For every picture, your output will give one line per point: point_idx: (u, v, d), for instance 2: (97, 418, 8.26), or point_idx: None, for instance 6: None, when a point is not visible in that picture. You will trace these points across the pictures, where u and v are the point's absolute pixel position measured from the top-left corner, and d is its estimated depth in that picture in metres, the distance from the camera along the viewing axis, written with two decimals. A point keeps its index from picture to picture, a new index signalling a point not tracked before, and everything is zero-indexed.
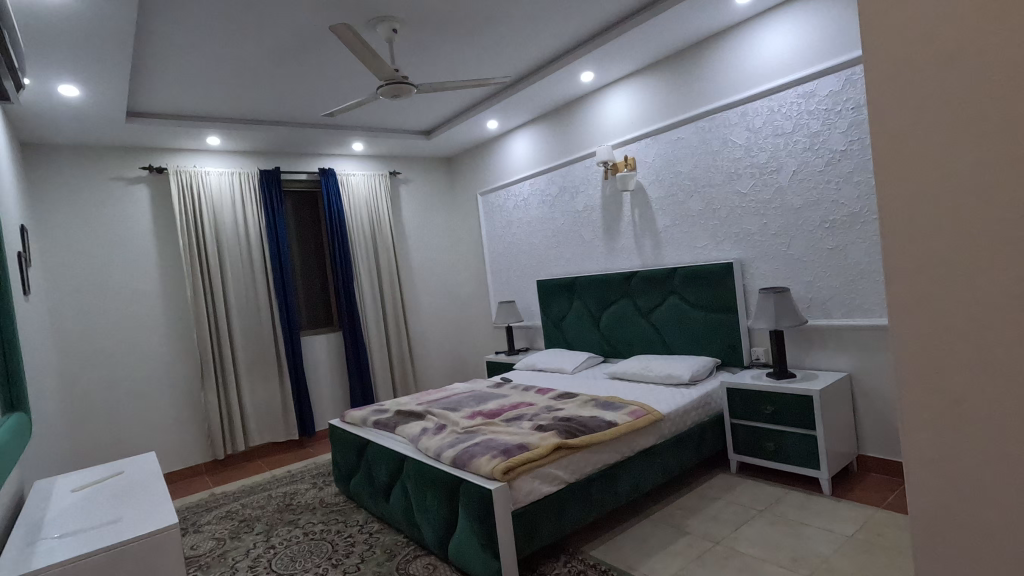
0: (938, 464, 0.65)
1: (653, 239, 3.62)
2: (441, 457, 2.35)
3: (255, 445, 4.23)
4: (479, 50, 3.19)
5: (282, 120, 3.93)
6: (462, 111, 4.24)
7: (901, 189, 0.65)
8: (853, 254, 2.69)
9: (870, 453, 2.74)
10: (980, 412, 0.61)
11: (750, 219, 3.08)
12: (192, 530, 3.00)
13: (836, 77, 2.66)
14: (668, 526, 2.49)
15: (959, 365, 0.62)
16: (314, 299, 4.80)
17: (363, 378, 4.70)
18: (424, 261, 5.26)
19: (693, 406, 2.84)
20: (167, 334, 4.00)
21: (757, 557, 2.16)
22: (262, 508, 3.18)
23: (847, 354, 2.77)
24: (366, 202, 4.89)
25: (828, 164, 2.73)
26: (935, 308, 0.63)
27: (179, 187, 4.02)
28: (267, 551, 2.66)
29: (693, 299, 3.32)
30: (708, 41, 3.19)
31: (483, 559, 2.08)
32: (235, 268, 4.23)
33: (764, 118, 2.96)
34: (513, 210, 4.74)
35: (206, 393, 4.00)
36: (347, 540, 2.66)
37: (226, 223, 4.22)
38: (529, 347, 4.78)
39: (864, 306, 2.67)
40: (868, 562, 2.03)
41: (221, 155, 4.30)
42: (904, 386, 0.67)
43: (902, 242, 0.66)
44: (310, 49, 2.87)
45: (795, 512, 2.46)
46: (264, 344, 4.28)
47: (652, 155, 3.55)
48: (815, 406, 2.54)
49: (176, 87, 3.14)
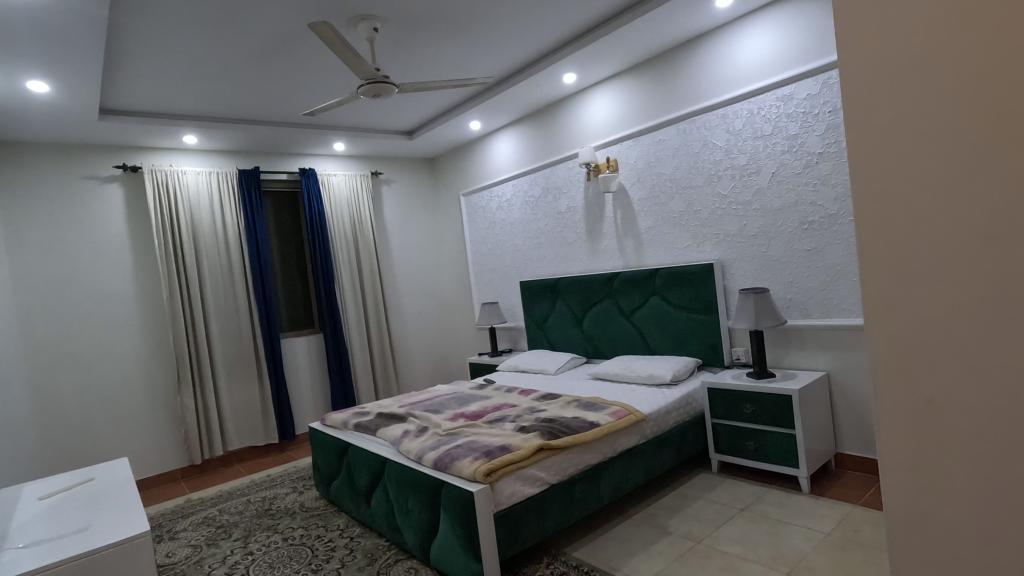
0: (913, 461, 0.65)
1: (635, 240, 3.64)
2: (422, 459, 2.33)
3: (233, 450, 4.15)
4: (461, 50, 3.17)
5: (261, 118, 3.88)
6: (445, 112, 4.22)
7: (876, 185, 0.65)
8: (831, 255, 2.73)
9: (848, 451, 2.78)
10: (954, 409, 0.62)
11: (730, 220, 3.11)
12: (167, 537, 2.94)
13: (814, 81, 2.70)
14: (649, 526, 2.50)
15: (933, 367, 0.63)
16: (295, 300, 4.74)
17: (344, 379, 4.64)
18: (406, 262, 5.22)
19: (674, 406, 2.86)
20: (142, 336, 3.90)
21: (738, 556, 2.17)
22: (240, 514, 3.12)
23: (825, 353, 2.82)
24: (348, 202, 4.84)
25: (806, 167, 2.77)
26: (907, 304, 0.64)
27: (154, 187, 3.94)
28: (245, 557, 2.60)
29: (674, 300, 3.34)
30: (689, 44, 3.22)
31: (465, 561, 2.06)
32: (212, 268, 4.15)
33: (744, 120, 3.00)
34: (496, 211, 4.73)
35: (183, 397, 3.92)
36: (328, 544, 2.63)
37: (204, 223, 4.14)
38: (513, 348, 4.78)
39: (842, 306, 2.72)
40: (846, 559, 2.05)
41: (199, 154, 4.23)
42: (880, 388, 0.68)
43: (877, 243, 0.66)
44: (290, 47, 2.83)
45: (775, 511, 2.49)
46: (243, 345, 4.21)
47: (633, 156, 3.58)
48: (794, 405, 2.57)
49: (151, 84, 3.08)
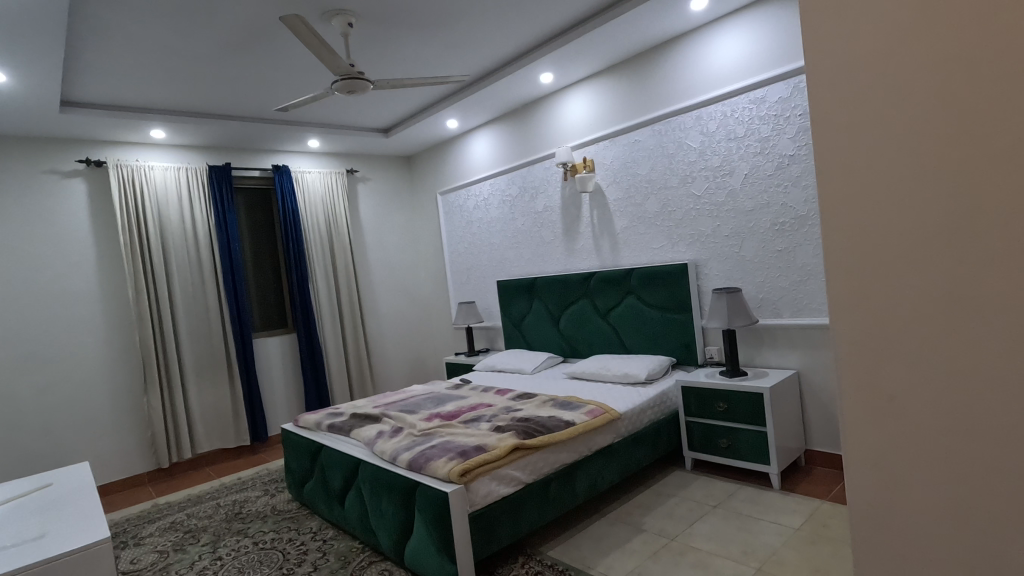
0: (877, 457, 0.66)
1: (611, 240, 3.66)
2: (396, 460, 2.30)
3: (203, 453, 4.05)
4: (437, 47, 3.15)
5: (232, 113, 3.80)
6: (422, 109, 4.19)
7: (841, 183, 0.66)
8: (801, 255, 2.78)
9: (817, 448, 2.84)
10: (914, 408, 0.63)
11: (704, 221, 3.15)
12: (132, 543, 2.85)
13: (786, 84, 2.75)
14: (624, 524, 2.51)
15: (897, 368, 0.64)
16: (268, 300, 4.65)
17: (318, 379, 4.57)
18: (382, 260, 5.17)
19: (649, 405, 2.88)
20: (106, 335, 3.78)
21: (710, 552, 2.19)
22: (209, 518, 3.04)
23: (795, 352, 2.87)
24: (323, 200, 4.77)
25: (777, 169, 2.82)
26: (869, 307, 0.65)
27: (119, 181, 3.81)
28: (214, 562, 2.54)
29: (649, 299, 3.37)
30: (664, 46, 3.26)
31: (439, 561, 2.04)
32: (181, 267, 4.04)
33: (718, 122, 3.04)
34: (473, 210, 4.71)
35: (150, 398, 3.82)
36: (300, 548, 2.58)
37: (172, 219, 4.04)
38: (489, 347, 4.77)
39: (811, 306, 2.77)
40: (814, 554, 2.09)
41: (167, 149, 4.12)
42: (844, 388, 0.69)
43: (842, 244, 0.67)
44: (262, 40, 2.77)
45: (747, 507, 2.52)
46: (213, 344, 4.11)
47: (609, 157, 3.60)
48: (766, 403, 2.61)
49: (114, 76, 2.98)
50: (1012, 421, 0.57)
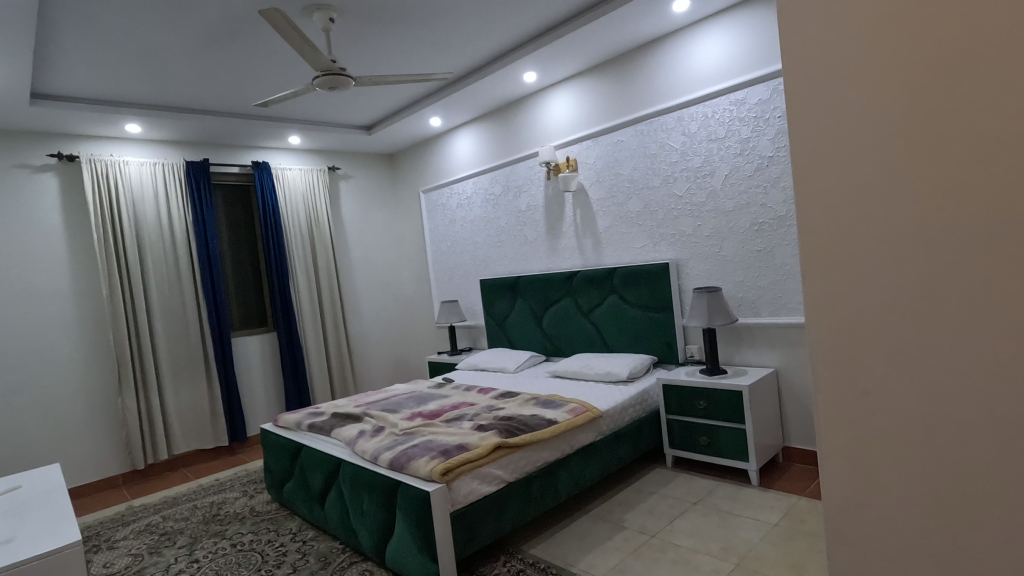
0: (850, 450, 0.67)
1: (594, 239, 3.67)
2: (378, 459, 2.28)
3: (179, 454, 3.97)
4: (419, 44, 3.12)
5: (211, 108, 3.74)
6: (405, 107, 4.16)
7: (816, 182, 0.67)
8: (779, 255, 2.82)
9: (795, 444, 2.89)
10: (885, 402, 0.64)
11: (685, 220, 3.18)
12: (105, 547, 2.78)
13: (765, 86, 2.79)
14: (606, 521, 2.53)
15: (870, 363, 0.65)
16: (247, 298, 4.59)
17: (299, 379, 4.52)
18: (364, 259, 5.12)
19: (630, 403, 2.90)
20: (79, 334, 3.69)
21: (690, 549, 2.22)
22: (186, 520, 2.99)
23: (773, 350, 2.92)
24: (303, 198, 4.72)
25: (757, 170, 2.86)
26: (845, 303, 0.66)
27: (93, 176, 3.72)
28: (190, 565, 2.50)
29: (631, 298, 3.40)
30: (647, 47, 3.28)
31: (420, 561, 2.03)
32: (157, 264, 3.96)
33: (699, 123, 3.07)
34: (456, 209, 4.69)
35: (125, 398, 3.73)
36: (279, 549, 2.55)
37: (148, 216, 3.95)
38: (472, 347, 4.75)
39: (789, 305, 2.82)
40: (791, 548, 2.13)
41: (143, 144, 4.03)
42: (819, 383, 0.70)
43: (818, 241, 0.68)
44: (241, 34, 2.73)
45: (727, 504, 2.56)
46: (191, 343, 4.04)
47: (592, 156, 3.62)
48: (744, 401, 2.65)
49: (87, 69, 2.91)
50: (981, 414, 0.58)
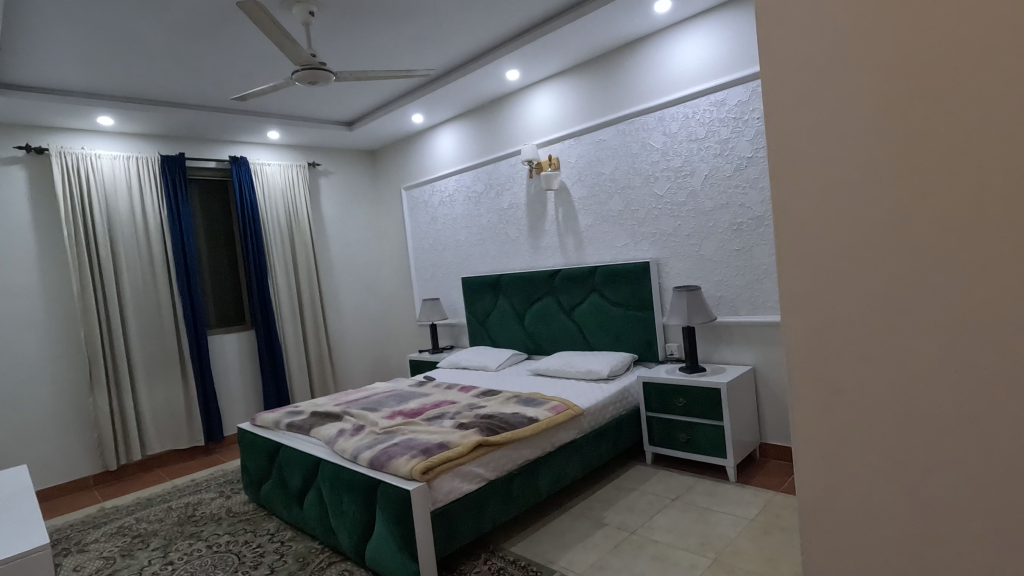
0: (823, 446, 0.69)
1: (576, 238, 3.69)
2: (358, 458, 2.26)
3: (154, 454, 3.89)
4: (401, 39, 3.10)
5: (187, 102, 3.66)
6: (387, 103, 4.12)
7: (792, 185, 0.69)
8: (757, 255, 2.87)
9: (771, 441, 2.94)
10: (857, 400, 0.66)
11: (666, 220, 3.21)
12: (75, 550, 2.71)
13: (745, 88, 2.83)
14: (586, 518, 2.54)
15: (842, 363, 0.66)
16: (224, 295, 4.51)
17: (277, 377, 4.45)
18: (344, 256, 5.07)
19: (611, 400, 2.92)
20: (48, 331, 3.59)
21: (669, 544, 2.24)
22: (160, 522, 2.93)
23: (750, 348, 2.97)
24: (283, 194, 4.65)
25: (736, 170, 2.90)
26: (819, 303, 0.67)
27: (63, 169, 3.62)
28: (164, 567, 2.45)
29: (612, 297, 3.42)
30: (629, 47, 3.30)
31: (401, 560, 2.02)
32: (131, 261, 3.87)
33: (680, 123, 3.10)
34: (438, 206, 4.67)
35: (96, 397, 3.64)
36: (257, 550, 2.51)
37: (121, 211, 3.86)
38: (454, 345, 4.73)
39: (766, 304, 2.87)
40: (767, 543, 2.17)
41: (116, 137, 3.94)
42: (794, 380, 0.71)
43: (794, 244, 0.69)
44: (218, 26, 2.67)
45: (705, 499, 2.59)
46: (166, 341, 3.96)
47: (574, 155, 3.63)
48: (723, 398, 2.69)
49: (56, 58, 2.83)
50: (949, 411, 0.60)
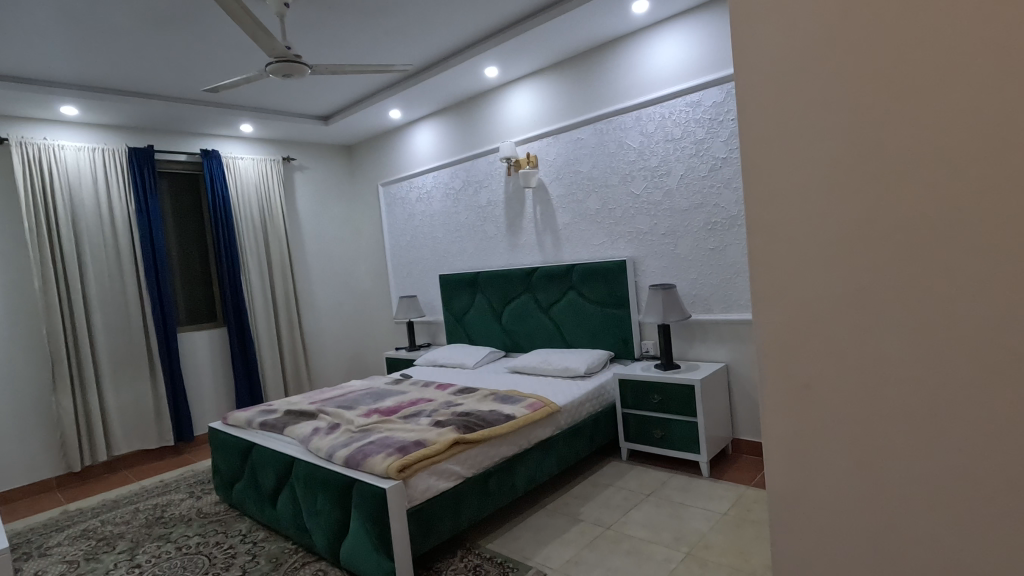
0: (793, 440, 0.71)
1: (553, 236, 3.70)
2: (333, 457, 2.24)
3: (120, 454, 3.78)
4: (378, 33, 3.06)
5: (155, 92, 3.57)
6: (364, 98, 4.07)
7: (764, 188, 0.70)
8: (730, 254, 2.92)
9: (743, 436, 3.00)
10: (824, 396, 0.68)
11: (642, 219, 3.24)
12: (36, 555, 2.62)
13: (720, 90, 2.87)
14: (562, 514, 2.56)
15: (811, 360, 0.68)
16: (195, 291, 4.40)
17: (249, 375, 4.37)
18: (319, 252, 4.99)
19: (588, 397, 2.95)
20: (6, 329, 3.46)
21: (644, 539, 2.27)
22: (127, 524, 2.85)
23: (724, 346, 3.02)
24: (256, 188, 4.56)
25: (711, 171, 2.94)
26: (790, 302, 0.69)
27: (23, 160, 3.48)
28: (131, 570, 2.38)
29: (589, 294, 3.44)
30: (607, 46, 3.33)
31: (376, 559, 2.00)
32: (96, 255, 3.75)
33: (656, 123, 3.13)
34: (416, 202, 4.64)
35: (59, 396, 3.53)
36: (228, 551, 2.46)
37: (86, 204, 3.74)
38: (431, 342, 4.71)
39: (739, 302, 2.92)
40: (739, 537, 2.21)
41: (81, 128, 3.81)
42: (765, 376, 0.73)
43: (766, 245, 0.71)
44: (189, 15, 2.61)
45: (679, 495, 2.63)
46: (134, 337, 3.85)
47: (552, 153, 3.64)
48: (696, 395, 2.73)
49: (16, 44, 2.72)
50: (912, 407, 0.62)
